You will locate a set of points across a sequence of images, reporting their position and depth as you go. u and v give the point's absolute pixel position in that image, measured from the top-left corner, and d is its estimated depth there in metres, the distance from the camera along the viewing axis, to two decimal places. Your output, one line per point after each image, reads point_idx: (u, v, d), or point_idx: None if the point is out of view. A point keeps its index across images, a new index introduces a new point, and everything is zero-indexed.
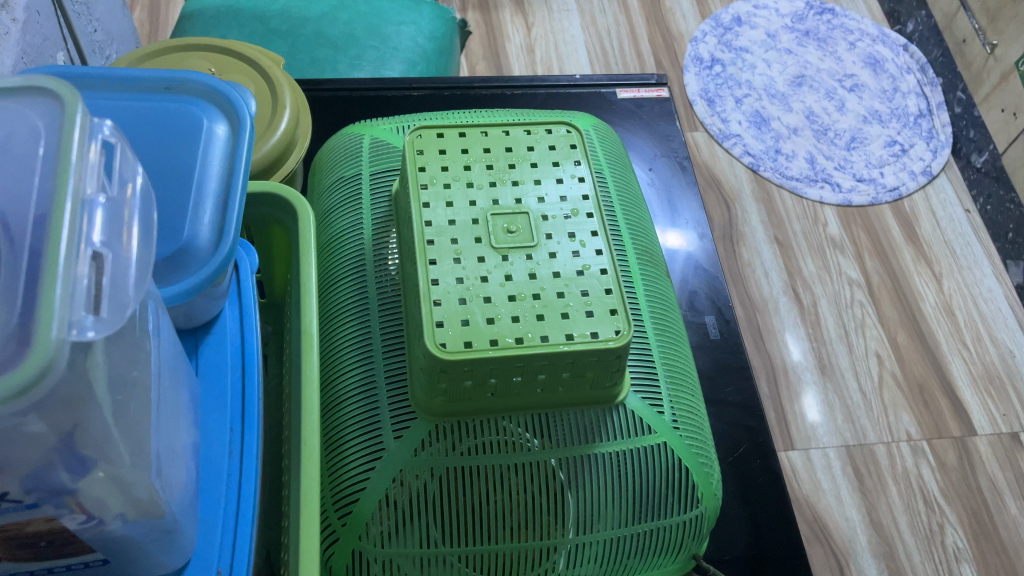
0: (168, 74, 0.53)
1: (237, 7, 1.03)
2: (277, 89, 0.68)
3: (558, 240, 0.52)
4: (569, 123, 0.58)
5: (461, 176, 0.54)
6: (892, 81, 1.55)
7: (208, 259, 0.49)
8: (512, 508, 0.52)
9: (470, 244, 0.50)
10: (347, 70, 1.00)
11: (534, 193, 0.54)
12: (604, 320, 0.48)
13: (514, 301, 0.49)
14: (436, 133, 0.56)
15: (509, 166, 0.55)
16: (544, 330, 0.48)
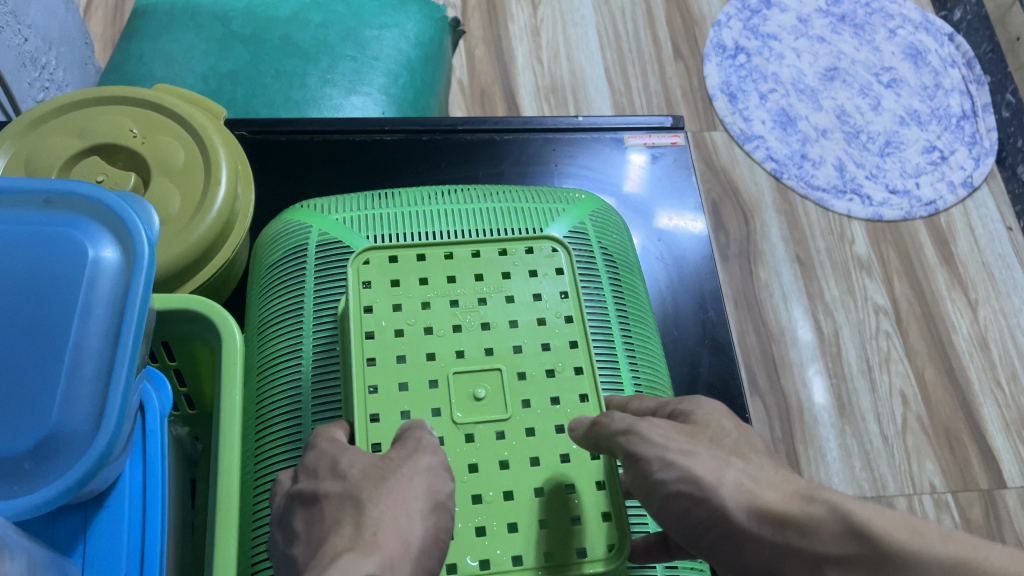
0: (47, 184, 0.42)
1: (195, 6, 0.89)
2: (211, 157, 0.56)
3: (532, 405, 0.47)
4: (549, 243, 0.52)
5: (420, 318, 0.49)
6: (935, 77, 1.41)
7: (85, 450, 0.38)
8: None
9: (428, 416, 0.46)
10: (318, 86, 0.86)
11: (504, 340, 0.49)
12: (594, 530, 0.44)
13: (481, 502, 0.45)
14: (391, 257, 0.50)
15: (476, 303, 0.50)
16: (519, 540, 0.44)
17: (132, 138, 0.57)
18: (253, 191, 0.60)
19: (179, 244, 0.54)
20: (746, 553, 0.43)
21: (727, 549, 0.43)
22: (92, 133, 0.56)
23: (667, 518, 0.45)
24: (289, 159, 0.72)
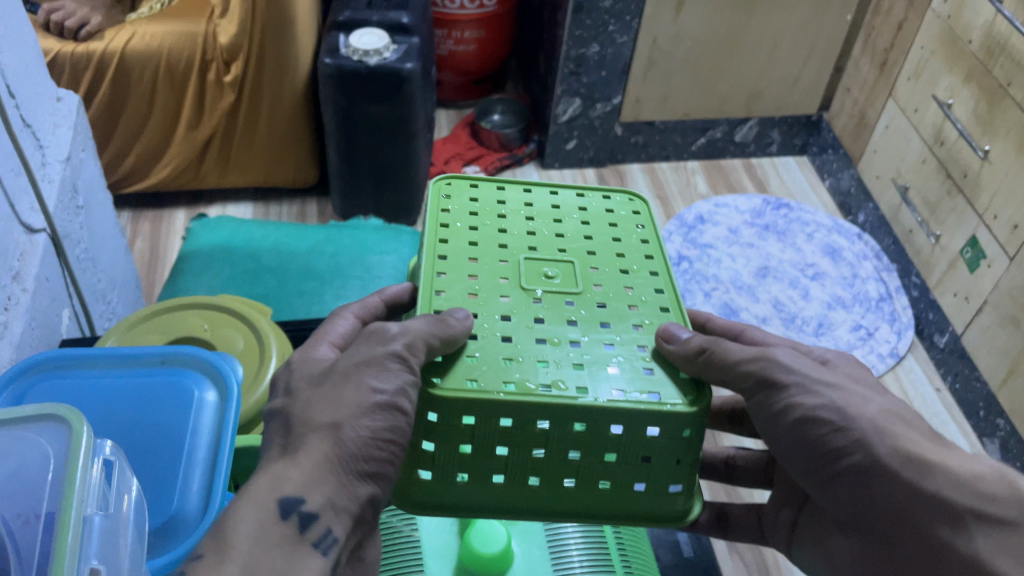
0: (164, 351, 0.62)
1: (231, 248, 1.13)
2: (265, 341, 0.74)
3: (589, 287, 0.71)
4: (628, 194, 0.83)
5: (504, 228, 0.76)
6: (851, 267, 1.64)
7: (195, 527, 0.54)
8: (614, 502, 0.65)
9: (508, 285, 0.70)
10: (333, 300, 1.06)
11: (577, 246, 0.76)
12: (681, 386, 0.64)
13: (551, 343, 0.65)
14: (478, 186, 0.81)
15: (558, 225, 0.78)
16: (591, 381, 0.62)
17: (204, 332, 0.75)
18: None
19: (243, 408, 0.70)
20: (873, 486, 0.59)
21: (857, 476, 0.60)
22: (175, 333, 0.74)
23: (795, 434, 0.63)
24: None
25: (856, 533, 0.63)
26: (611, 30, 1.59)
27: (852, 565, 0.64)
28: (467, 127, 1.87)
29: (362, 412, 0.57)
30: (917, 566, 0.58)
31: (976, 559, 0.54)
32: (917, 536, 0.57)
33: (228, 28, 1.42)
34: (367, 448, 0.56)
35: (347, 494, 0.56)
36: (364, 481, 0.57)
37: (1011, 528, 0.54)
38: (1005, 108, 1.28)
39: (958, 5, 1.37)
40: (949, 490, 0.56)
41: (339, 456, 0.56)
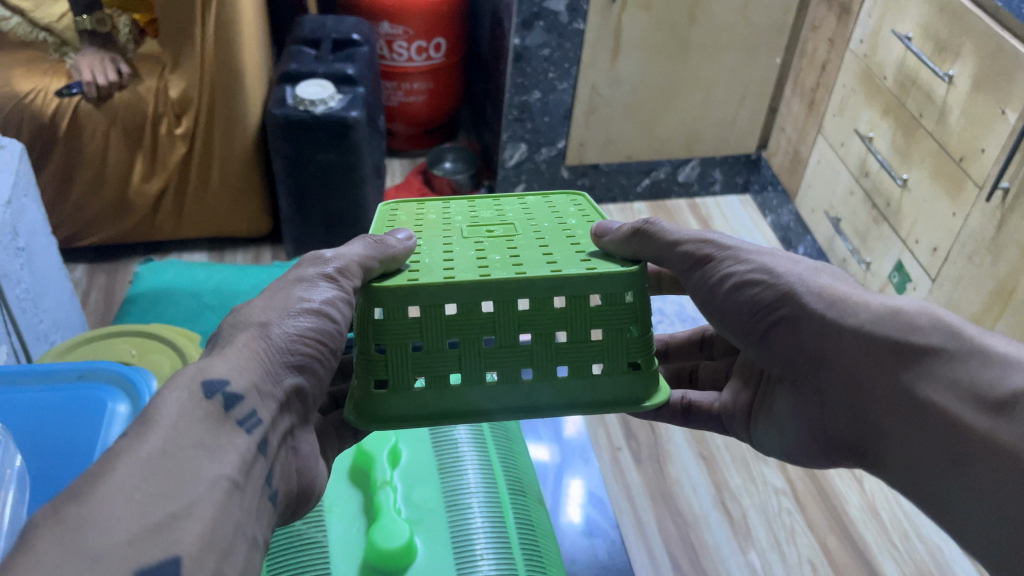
0: (82, 366, 0.69)
1: (175, 287, 1.19)
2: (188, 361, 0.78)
3: (531, 232, 0.79)
4: (575, 193, 0.91)
5: (447, 216, 0.85)
6: None
7: None
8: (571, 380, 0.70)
9: (452, 239, 0.77)
10: None
11: (515, 216, 0.83)
12: (610, 264, 0.71)
13: (488, 259, 0.72)
14: (416, 205, 0.89)
15: (496, 208, 0.86)
16: (529, 267, 0.69)
17: (129, 357, 0.78)
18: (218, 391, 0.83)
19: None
20: (801, 331, 0.67)
21: (786, 327, 0.67)
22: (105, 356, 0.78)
23: (733, 302, 0.70)
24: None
25: (793, 387, 0.70)
26: (551, 78, 1.66)
27: (796, 421, 0.71)
28: (419, 175, 1.91)
29: (290, 315, 0.64)
30: (842, 400, 0.65)
31: (906, 388, 0.60)
32: (847, 375, 0.64)
33: (178, 82, 1.49)
34: (294, 342, 0.62)
35: (273, 381, 0.61)
36: (291, 374, 0.62)
37: (932, 354, 0.60)
38: (920, 139, 1.35)
39: (873, 45, 1.45)
40: (872, 322, 0.63)
41: (266, 346, 0.61)
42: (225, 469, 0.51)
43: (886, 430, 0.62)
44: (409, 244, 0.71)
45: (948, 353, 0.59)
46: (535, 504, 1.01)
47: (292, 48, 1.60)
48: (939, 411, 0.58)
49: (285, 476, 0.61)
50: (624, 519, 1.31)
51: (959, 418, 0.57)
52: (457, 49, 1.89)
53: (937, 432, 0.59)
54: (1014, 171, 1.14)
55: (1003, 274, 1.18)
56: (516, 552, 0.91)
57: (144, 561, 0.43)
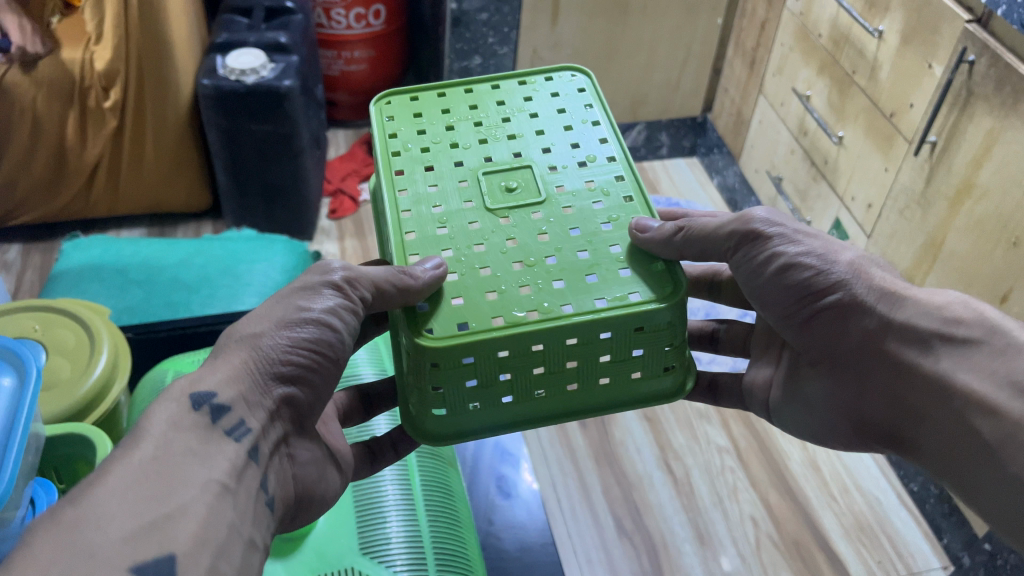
0: None
1: (100, 263, 1.19)
2: (96, 335, 0.84)
3: (553, 187, 0.76)
4: (574, 67, 0.88)
5: (450, 138, 0.80)
6: None
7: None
8: (614, 390, 0.71)
9: (473, 207, 0.74)
10: (200, 307, 1.13)
11: (527, 146, 0.79)
12: (655, 280, 0.68)
13: (524, 267, 0.69)
14: (409, 99, 0.85)
15: (501, 121, 0.82)
16: (573, 295, 0.67)
17: (34, 331, 0.84)
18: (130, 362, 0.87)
19: (72, 395, 0.80)
20: (852, 322, 0.69)
21: (833, 314, 0.70)
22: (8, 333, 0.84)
23: (779, 286, 0.71)
24: (170, 347, 1.06)
25: (830, 371, 0.72)
26: (491, 43, 1.64)
27: (827, 405, 0.73)
28: (364, 146, 1.88)
29: (286, 326, 0.64)
30: (882, 386, 0.69)
31: (943, 375, 0.65)
32: (889, 360, 0.68)
33: (103, 53, 1.43)
34: (285, 356, 0.63)
35: (262, 392, 0.62)
36: (280, 384, 0.63)
37: (973, 344, 0.65)
38: (853, 95, 1.35)
39: (807, 3, 1.45)
40: (917, 319, 0.67)
41: (258, 357, 0.62)
42: (215, 474, 0.54)
43: (926, 419, 0.66)
44: (436, 277, 0.66)
45: (989, 345, 0.64)
46: (448, 466, 1.05)
47: (224, 17, 1.57)
48: (973, 397, 0.63)
49: (284, 483, 0.63)
50: (569, 482, 1.32)
51: (995, 405, 0.62)
52: (398, 15, 1.86)
53: (972, 424, 0.63)
54: (941, 124, 1.14)
55: (932, 228, 1.19)
56: (420, 513, 0.94)
57: (140, 558, 0.46)
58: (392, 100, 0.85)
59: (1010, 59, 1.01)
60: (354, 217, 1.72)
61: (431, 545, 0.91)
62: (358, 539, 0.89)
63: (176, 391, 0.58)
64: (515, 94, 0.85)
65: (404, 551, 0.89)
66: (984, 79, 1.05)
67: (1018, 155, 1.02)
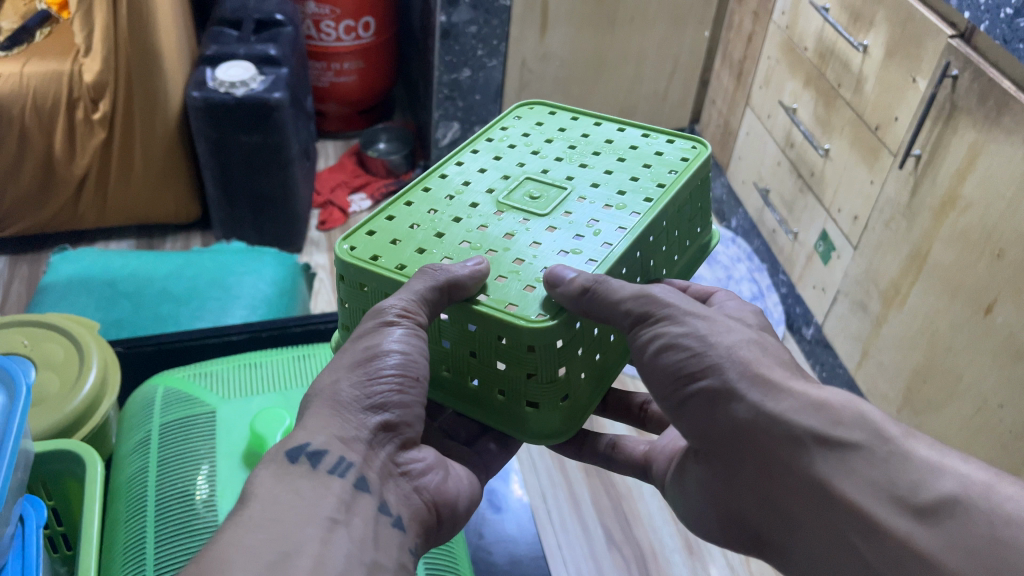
0: None
1: (88, 277, 1.19)
2: (85, 351, 0.84)
3: (565, 213, 0.74)
4: (701, 143, 0.84)
5: (535, 148, 0.84)
6: (725, 269, 1.66)
7: None
8: (533, 414, 0.67)
9: (484, 193, 0.77)
10: (189, 320, 1.13)
11: (581, 178, 0.79)
12: (547, 306, 0.64)
13: (498, 263, 0.69)
14: (550, 112, 0.91)
15: (590, 153, 0.83)
16: (521, 298, 0.65)
17: (23, 346, 0.84)
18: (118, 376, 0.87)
19: (61, 411, 0.80)
20: (719, 408, 0.61)
21: (701, 397, 0.62)
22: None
23: (655, 364, 0.64)
24: (161, 361, 1.06)
25: (705, 461, 0.65)
26: (480, 55, 1.65)
27: (700, 494, 0.67)
28: (353, 157, 1.89)
29: (372, 373, 0.62)
30: (753, 480, 0.61)
31: (822, 481, 0.57)
32: (762, 458, 0.60)
33: (91, 66, 1.43)
34: (367, 386, 0.62)
35: (357, 425, 0.61)
36: (376, 413, 0.62)
37: (855, 450, 0.57)
38: (838, 108, 1.37)
39: (793, 16, 1.46)
40: (792, 413, 0.59)
41: (339, 400, 0.62)
42: None
43: (799, 523, 0.59)
44: (474, 271, 0.64)
45: (870, 453, 0.57)
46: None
47: (213, 30, 1.58)
48: (853, 510, 0.56)
49: (410, 501, 0.61)
50: (558, 494, 1.31)
51: (878, 519, 0.55)
52: (387, 27, 1.87)
53: (850, 539, 0.56)
54: (925, 137, 1.16)
55: (918, 239, 1.20)
56: None
57: None
58: (535, 108, 0.92)
59: (992, 73, 1.02)
60: (343, 227, 1.72)
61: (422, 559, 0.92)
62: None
63: (273, 451, 0.59)
64: (631, 139, 0.85)
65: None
66: (967, 93, 1.07)
67: (1001, 168, 1.03)
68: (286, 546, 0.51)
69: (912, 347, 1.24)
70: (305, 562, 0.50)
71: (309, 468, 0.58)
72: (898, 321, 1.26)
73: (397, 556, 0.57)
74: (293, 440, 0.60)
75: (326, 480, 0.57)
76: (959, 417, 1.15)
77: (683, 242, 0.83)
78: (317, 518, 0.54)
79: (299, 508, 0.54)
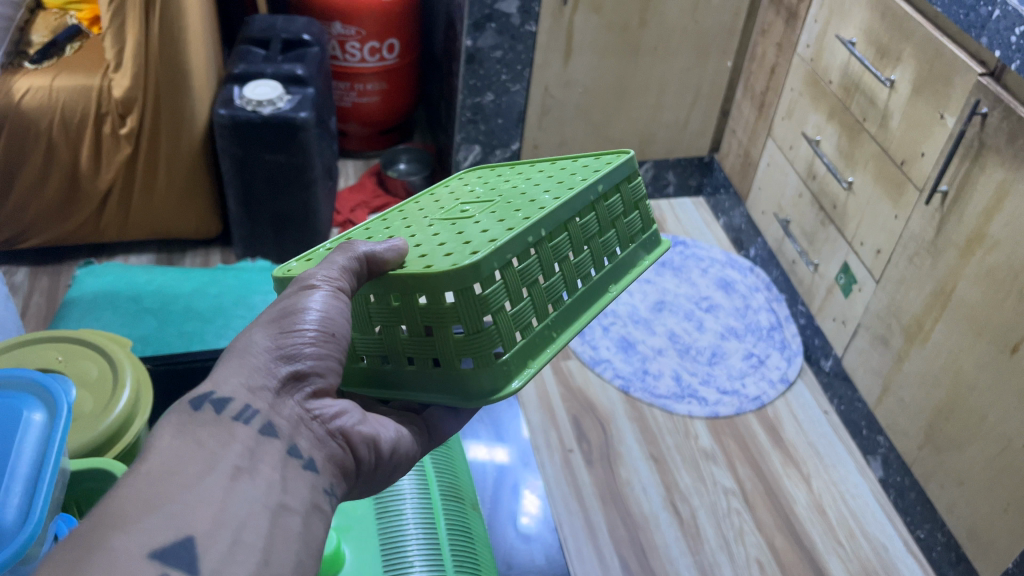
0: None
1: (115, 291, 1.20)
2: (119, 369, 0.84)
3: (498, 203, 0.78)
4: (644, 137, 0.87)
5: (483, 177, 0.89)
6: (744, 300, 1.71)
7: (13, 538, 0.55)
8: (469, 371, 0.68)
9: (426, 213, 0.82)
10: (213, 338, 1.13)
11: (521, 182, 0.83)
12: (463, 255, 0.67)
13: (424, 245, 0.72)
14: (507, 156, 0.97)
15: (535, 169, 0.87)
16: (440, 259, 0.68)
17: (57, 362, 0.85)
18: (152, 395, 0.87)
19: (95, 429, 0.80)
20: None
21: None
22: (33, 364, 0.85)
23: None
24: (189, 379, 1.06)
25: None
26: (504, 80, 1.66)
27: None
28: (372, 177, 1.89)
29: (288, 328, 0.63)
30: None
31: None
32: None
33: (121, 81, 1.44)
34: (279, 338, 0.62)
35: (267, 373, 0.61)
36: (287, 364, 0.62)
37: None
38: (863, 142, 1.37)
39: (818, 49, 1.47)
40: None
41: (252, 351, 0.62)
42: (228, 457, 0.53)
43: None
44: (394, 250, 0.69)
45: None
46: (470, 509, 1.03)
47: (241, 49, 1.59)
48: None
49: (324, 445, 0.62)
50: (574, 521, 1.30)
51: None
52: (411, 50, 1.89)
53: None
54: (952, 173, 1.16)
55: (942, 275, 1.20)
56: (441, 529, 0.96)
57: (157, 545, 0.46)
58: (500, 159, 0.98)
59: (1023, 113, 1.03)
60: None
61: (449, 550, 0.94)
62: (383, 556, 0.91)
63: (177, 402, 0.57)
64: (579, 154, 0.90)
65: (423, 561, 0.91)
66: (996, 132, 1.07)
67: None
68: (231, 532, 0.49)
69: (934, 384, 1.23)
70: (206, 512, 0.49)
71: (214, 414, 0.56)
72: (921, 357, 1.26)
73: (309, 497, 0.56)
74: (197, 390, 0.58)
75: (230, 427, 0.56)
76: (982, 456, 1.14)
77: (640, 225, 0.83)
78: (221, 465, 0.52)
79: (200, 454, 0.53)
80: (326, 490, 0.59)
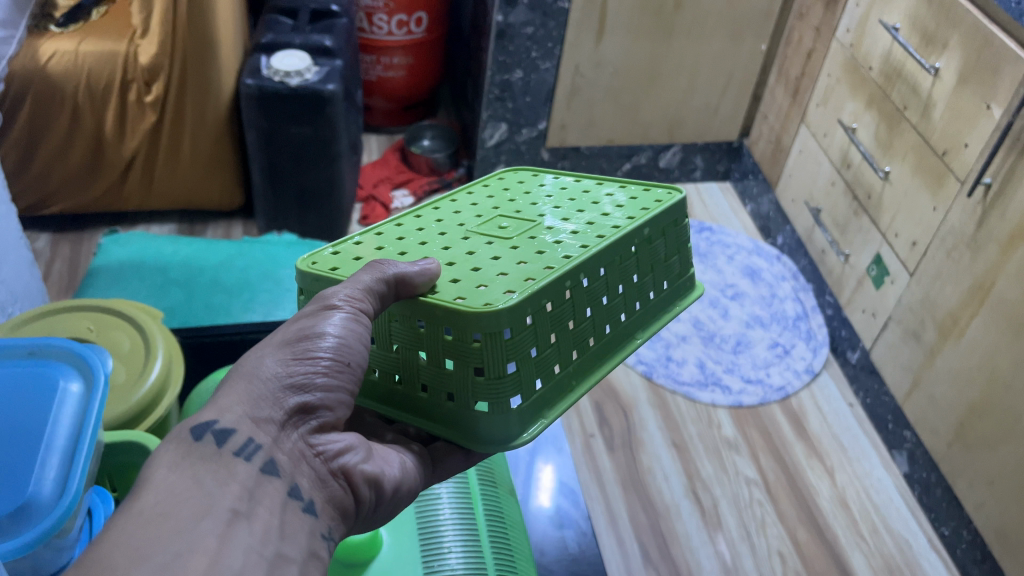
0: (30, 342, 0.64)
1: (142, 262, 1.19)
2: (151, 340, 0.84)
3: (533, 235, 0.72)
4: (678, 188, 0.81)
5: (513, 189, 0.83)
6: (770, 288, 1.69)
7: (50, 511, 0.55)
8: (481, 414, 0.64)
9: (453, 223, 0.75)
10: (241, 311, 1.12)
11: (556, 212, 0.77)
12: (498, 294, 0.61)
13: (456, 267, 0.67)
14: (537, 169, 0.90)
15: (570, 194, 0.82)
16: (474, 292, 0.62)
17: (89, 331, 0.84)
18: (182, 368, 0.87)
19: (127, 401, 0.79)
20: None
21: None
22: (65, 332, 0.85)
23: None
24: (218, 352, 1.05)
25: None
26: (534, 57, 1.63)
27: None
28: (397, 153, 1.88)
29: (304, 357, 0.58)
30: None
31: None
32: None
33: (148, 48, 1.43)
34: (293, 364, 0.57)
35: (274, 404, 0.56)
36: (296, 395, 0.57)
37: None
38: (903, 132, 1.34)
39: (859, 35, 1.44)
40: None
41: (259, 374, 0.57)
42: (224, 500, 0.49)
43: None
44: (424, 272, 0.62)
45: None
46: (504, 495, 1.02)
47: (269, 18, 1.56)
48: None
49: (325, 486, 0.57)
50: (594, 507, 1.29)
51: None
52: (439, 25, 1.86)
53: None
54: (997, 166, 1.13)
55: (981, 271, 1.18)
56: (479, 520, 0.94)
57: None
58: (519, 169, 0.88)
59: None
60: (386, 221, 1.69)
61: (487, 540, 0.93)
62: (420, 544, 0.90)
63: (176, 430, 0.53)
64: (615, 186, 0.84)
65: (460, 549, 0.90)
66: None
67: None
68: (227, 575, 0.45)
69: (969, 382, 1.21)
70: (198, 562, 0.44)
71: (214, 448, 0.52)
72: (955, 354, 1.24)
73: (306, 543, 0.52)
74: (200, 417, 0.54)
75: (230, 465, 0.52)
76: (1016, 456, 1.11)
77: (660, 282, 0.79)
78: (216, 510, 0.48)
79: (196, 496, 0.48)
80: (324, 534, 0.54)
